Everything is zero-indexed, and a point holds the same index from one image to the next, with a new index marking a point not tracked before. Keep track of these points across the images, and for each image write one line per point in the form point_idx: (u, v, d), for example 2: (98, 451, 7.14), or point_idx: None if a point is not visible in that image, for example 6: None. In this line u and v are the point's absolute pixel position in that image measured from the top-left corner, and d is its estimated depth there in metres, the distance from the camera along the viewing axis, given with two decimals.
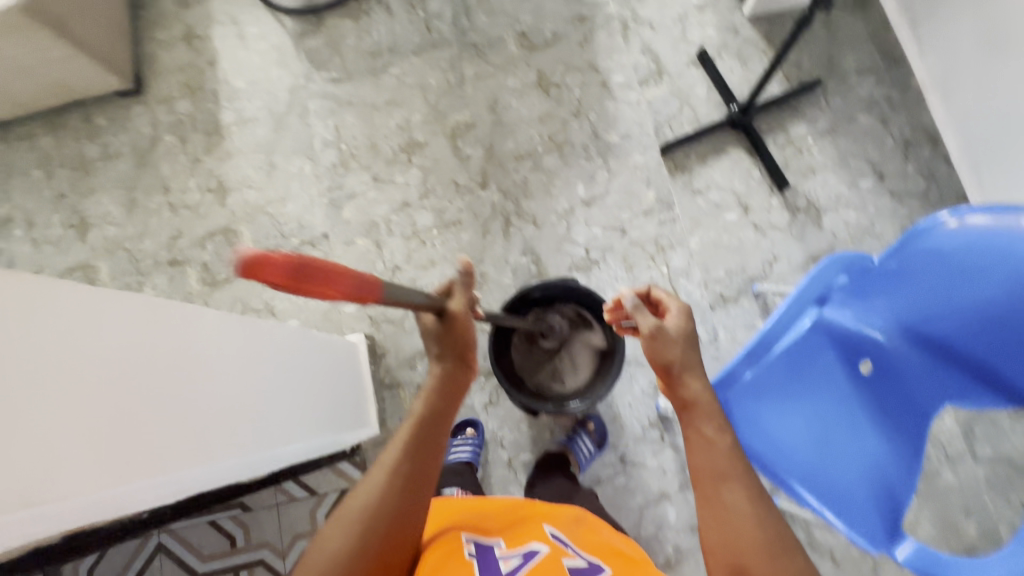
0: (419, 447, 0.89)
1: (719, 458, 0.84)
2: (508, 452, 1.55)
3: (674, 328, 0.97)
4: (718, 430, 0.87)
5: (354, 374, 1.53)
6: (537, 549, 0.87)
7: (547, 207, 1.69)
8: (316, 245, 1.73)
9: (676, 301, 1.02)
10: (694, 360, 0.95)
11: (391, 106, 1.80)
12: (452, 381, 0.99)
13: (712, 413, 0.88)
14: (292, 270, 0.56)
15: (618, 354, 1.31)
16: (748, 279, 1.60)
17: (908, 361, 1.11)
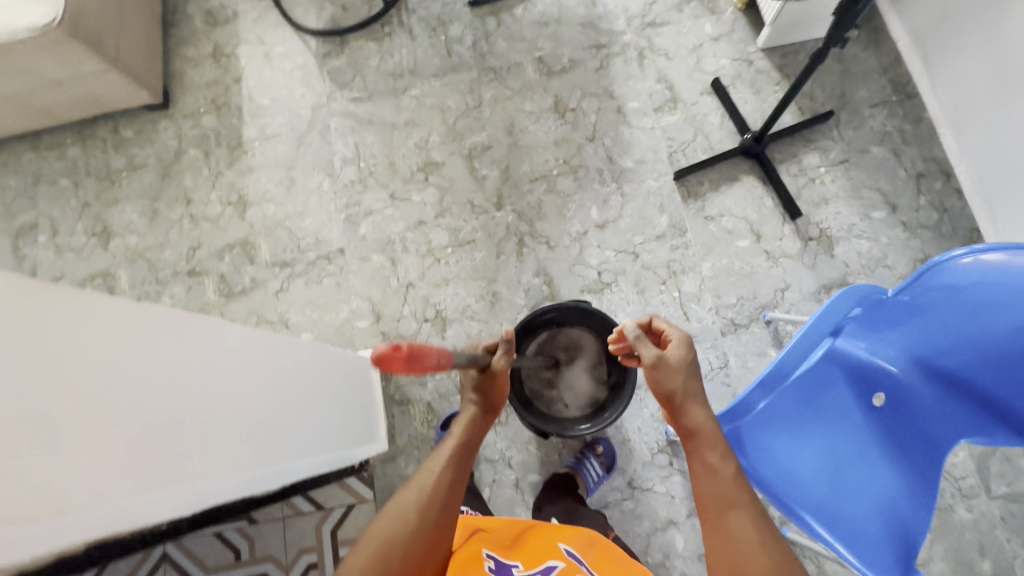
0: (460, 465, 0.97)
1: (722, 486, 0.86)
2: (515, 472, 1.55)
3: (675, 359, 0.98)
4: (722, 458, 0.89)
5: (365, 390, 1.54)
6: (554, 565, 0.92)
7: (561, 229, 1.71)
8: (332, 259, 1.76)
9: (677, 330, 1.03)
10: (697, 387, 0.97)
11: (410, 126, 1.84)
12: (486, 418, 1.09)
13: (715, 440, 0.90)
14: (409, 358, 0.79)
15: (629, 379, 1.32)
16: (760, 306, 1.60)
17: (922, 394, 1.10)
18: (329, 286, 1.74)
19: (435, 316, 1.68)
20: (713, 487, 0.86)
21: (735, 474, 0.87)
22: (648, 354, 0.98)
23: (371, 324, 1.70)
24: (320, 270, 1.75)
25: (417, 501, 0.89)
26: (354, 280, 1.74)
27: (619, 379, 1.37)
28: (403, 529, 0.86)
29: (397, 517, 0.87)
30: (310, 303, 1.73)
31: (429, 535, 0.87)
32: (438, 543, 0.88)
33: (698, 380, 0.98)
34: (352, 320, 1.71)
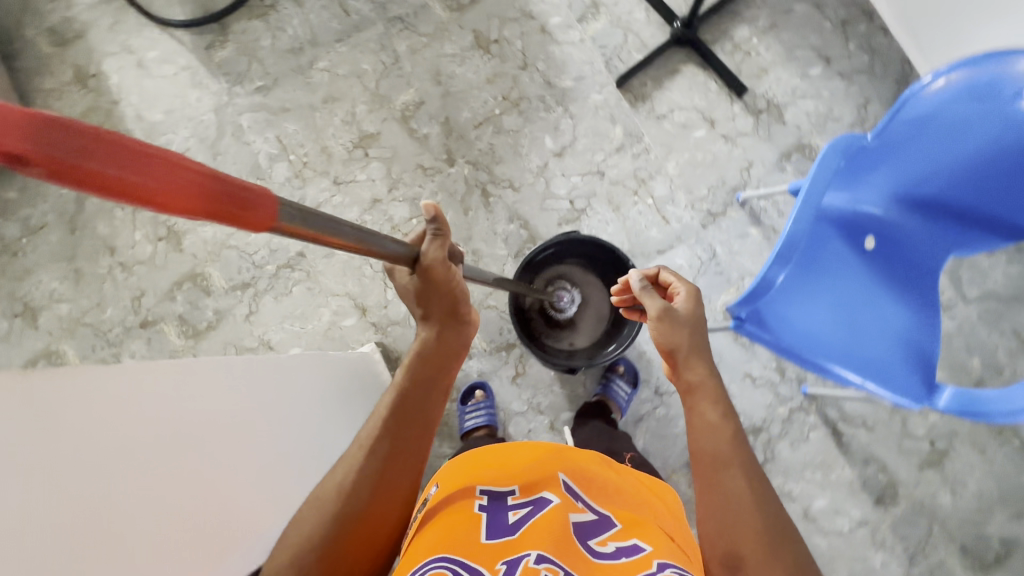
0: (398, 425, 0.86)
1: (719, 443, 0.81)
2: (548, 416, 1.56)
3: (685, 312, 0.91)
4: (723, 415, 0.83)
5: (376, 384, 1.48)
6: (547, 502, 0.83)
7: (521, 167, 1.65)
8: (295, 266, 1.64)
9: (683, 286, 0.95)
10: (699, 339, 0.90)
11: (331, 103, 1.70)
12: (440, 348, 0.95)
13: (717, 396, 0.85)
14: (41, 134, 0.31)
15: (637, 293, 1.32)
16: (731, 190, 1.63)
17: (906, 228, 1.17)
18: (301, 294, 1.63)
19: None
20: (710, 445, 0.81)
21: (732, 433, 0.82)
22: (652, 309, 0.89)
23: (358, 319, 1.61)
24: (286, 280, 1.63)
25: (344, 477, 0.81)
26: (325, 280, 1.63)
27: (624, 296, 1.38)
28: (326, 510, 0.78)
29: (319, 497, 0.80)
30: (286, 317, 1.62)
31: (358, 520, 0.79)
32: (374, 522, 0.81)
33: (703, 335, 0.91)
34: (337, 321, 1.61)
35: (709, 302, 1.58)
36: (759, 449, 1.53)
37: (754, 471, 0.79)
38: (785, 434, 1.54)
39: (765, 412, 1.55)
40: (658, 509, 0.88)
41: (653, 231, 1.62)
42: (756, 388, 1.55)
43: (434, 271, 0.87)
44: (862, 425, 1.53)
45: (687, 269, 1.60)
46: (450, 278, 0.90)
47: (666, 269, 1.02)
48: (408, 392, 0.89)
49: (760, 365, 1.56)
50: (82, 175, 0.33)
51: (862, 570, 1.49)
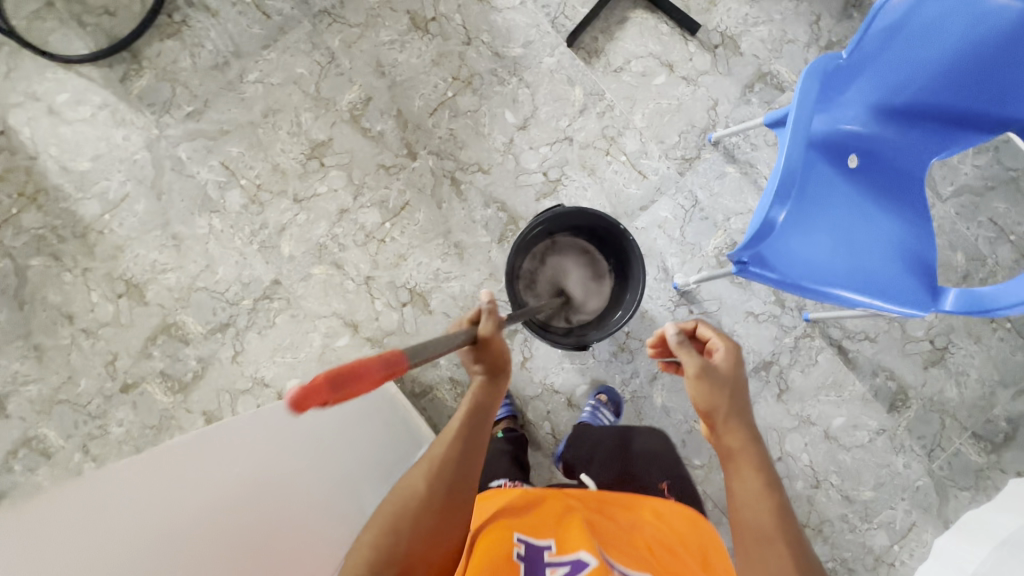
0: (470, 435, 0.97)
1: (761, 513, 0.87)
2: (563, 394, 1.54)
3: (725, 370, 0.99)
4: (762, 483, 0.90)
5: (406, 422, 1.41)
6: (585, 560, 0.83)
7: (486, 148, 1.58)
8: (273, 295, 1.55)
9: (721, 347, 1.01)
10: (739, 406, 0.97)
11: (272, 116, 1.58)
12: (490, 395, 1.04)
13: (756, 464, 0.92)
14: (332, 387, 0.56)
15: (635, 252, 1.27)
16: (701, 132, 1.60)
17: (886, 138, 1.16)
18: (285, 323, 1.54)
19: (411, 295, 1.55)
20: (753, 517, 0.87)
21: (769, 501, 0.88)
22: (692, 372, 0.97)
23: (351, 337, 1.54)
24: (266, 312, 1.54)
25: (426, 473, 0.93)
26: (309, 304, 1.55)
27: (623, 260, 1.35)
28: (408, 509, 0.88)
29: (400, 501, 0.89)
30: (276, 350, 1.54)
31: (436, 518, 0.88)
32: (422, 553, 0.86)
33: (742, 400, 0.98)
34: (330, 343, 1.54)
35: (700, 249, 1.57)
36: (773, 383, 1.55)
37: (794, 541, 0.85)
38: (795, 362, 1.56)
39: (773, 346, 1.56)
40: (691, 567, 0.89)
41: (632, 188, 1.58)
42: (760, 323, 1.56)
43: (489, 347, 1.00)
44: (865, 339, 1.57)
45: (672, 221, 1.58)
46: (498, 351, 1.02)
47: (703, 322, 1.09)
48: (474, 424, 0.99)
49: (760, 301, 1.56)
50: (349, 395, 0.59)
51: (887, 475, 1.54)
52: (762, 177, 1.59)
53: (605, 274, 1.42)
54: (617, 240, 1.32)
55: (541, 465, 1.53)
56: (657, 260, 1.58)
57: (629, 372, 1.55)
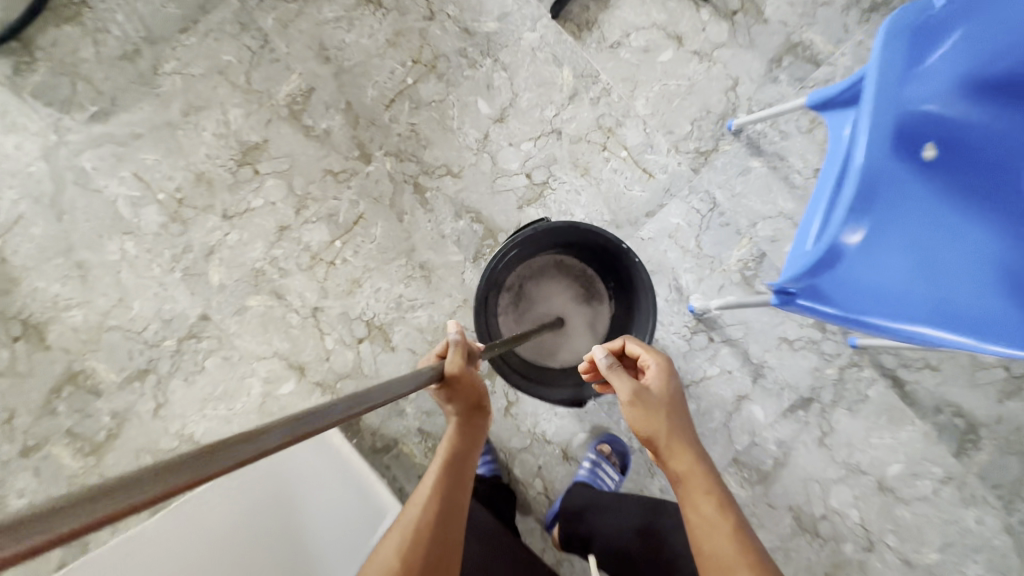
0: (448, 487, 0.83)
1: (716, 529, 0.81)
2: (557, 444, 1.26)
3: (657, 390, 0.90)
4: (713, 501, 0.84)
5: (359, 496, 1.15)
6: None
7: (455, 147, 1.30)
8: (201, 333, 1.27)
9: (654, 366, 0.92)
10: (681, 427, 0.90)
11: (193, 115, 1.30)
12: (470, 435, 0.90)
13: (706, 487, 0.85)
14: None
15: (643, 280, 0.99)
16: (719, 119, 1.30)
17: (981, 122, 0.87)
18: (217, 367, 1.27)
19: (368, 329, 1.27)
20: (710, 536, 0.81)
21: (723, 516, 0.82)
22: (631, 403, 0.88)
23: (298, 382, 1.27)
24: (193, 354, 1.27)
25: (401, 539, 0.76)
26: (245, 343, 1.27)
27: (627, 286, 1.08)
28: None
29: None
30: (206, 401, 1.27)
31: None
32: None
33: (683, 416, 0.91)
34: (271, 389, 1.27)
35: (720, 262, 1.28)
36: (814, 424, 1.27)
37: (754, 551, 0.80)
38: (840, 398, 1.27)
39: (812, 379, 1.27)
40: None
41: (635, 190, 1.29)
42: (796, 352, 1.28)
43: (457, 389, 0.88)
44: (926, 367, 1.28)
45: (686, 228, 1.29)
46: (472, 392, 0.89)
47: (630, 339, 0.98)
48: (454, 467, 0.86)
49: (795, 324, 1.28)
50: None
51: (957, 533, 1.26)
52: (795, 172, 1.29)
53: (604, 297, 1.16)
54: (619, 263, 1.05)
55: (532, 531, 1.26)
56: (668, 278, 1.29)
57: None
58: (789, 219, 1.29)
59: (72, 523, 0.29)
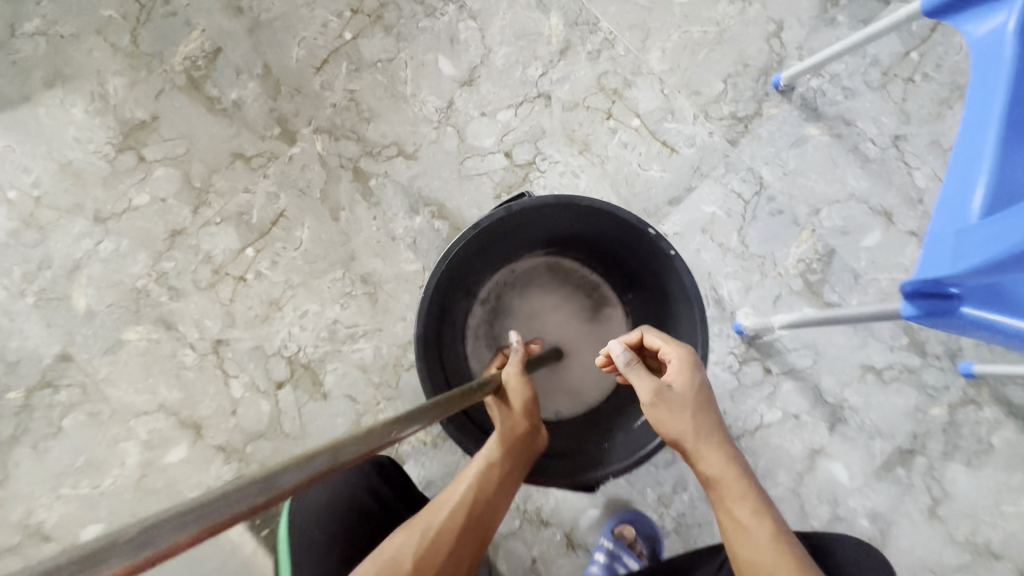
0: (483, 498, 0.60)
1: (760, 554, 0.52)
2: (557, 527, 0.89)
3: (680, 384, 0.60)
4: (754, 513, 0.54)
5: None
6: None
7: (408, 120, 0.96)
8: (58, 380, 0.92)
9: (674, 341, 0.63)
10: (715, 417, 0.60)
11: (61, 88, 0.97)
12: (528, 439, 0.65)
13: (750, 492, 0.56)
14: None
15: (687, 286, 0.63)
16: (761, 74, 0.97)
17: None
18: (79, 427, 0.91)
19: (292, 370, 0.92)
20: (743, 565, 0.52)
21: (772, 539, 0.53)
22: (642, 394, 0.60)
23: (191, 445, 0.91)
24: (45, 411, 0.91)
25: (420, 538, 0.55)
26: (119, 392, 0.92)
27: (657, 297, 0.73)
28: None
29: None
30: (63, 475, 0.90)
31: None
32: None
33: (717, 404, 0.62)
34: (153, 457, 0.91)
35: (774, 263, 0.94)
36: (921, 488, 0.90)
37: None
38: (956, 449, 0.90)
39: (913, 424, 0.91)
40: None
41: (653, 171, 0.96)
42: (887, 385, 0.91)
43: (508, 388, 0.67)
44: None
45: (725, 219, 0.95)
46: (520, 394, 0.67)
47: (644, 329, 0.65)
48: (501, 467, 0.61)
49: (883, 348, 0.92)
50: None
51: None
52: (868, 141, 0.96)
53: (615, 318, 0.81)
54: (639, 258, 0.70)
55: None
56: (703, 287, 0.94)
57: (670, 482, 0.90)
58: (862, 202, 0.95)
59: (116, 564, 0.26)
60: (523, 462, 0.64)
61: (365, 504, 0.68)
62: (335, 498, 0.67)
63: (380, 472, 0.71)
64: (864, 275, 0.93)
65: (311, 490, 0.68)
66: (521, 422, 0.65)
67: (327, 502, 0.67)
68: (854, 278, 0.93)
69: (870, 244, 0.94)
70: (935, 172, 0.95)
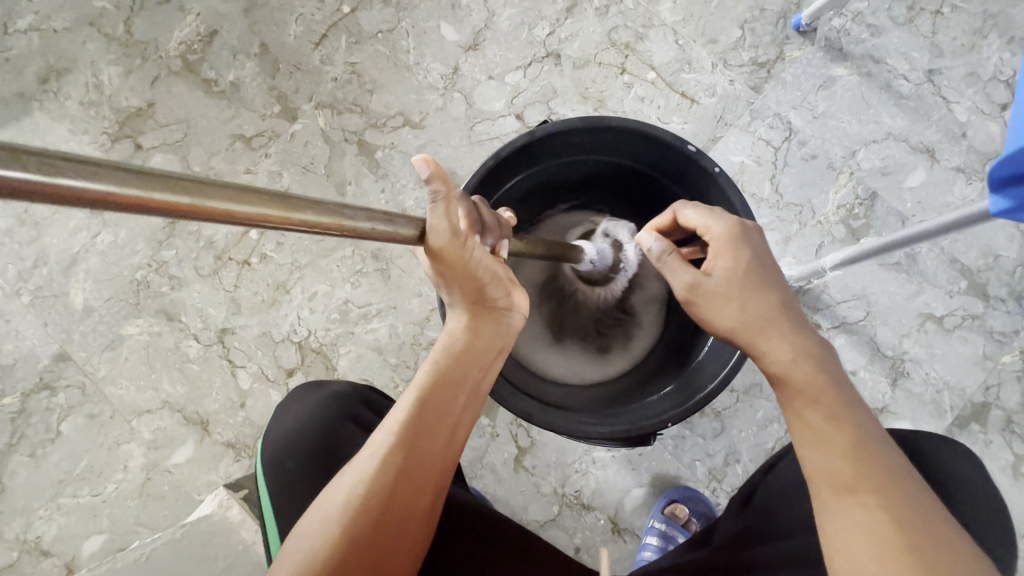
0: (416, 430, 0.48)
1: (830, 464, 0.45)
2: (600, 511, 0.81)
3: (723, 273, 0.52)
4: (827, 420, 0.47)
5: None
6: None
7: (413, 89, 0.92)
8: (56, 382, 0.86)
9: (714, 221, 0.53)
10: (774, 305, 0.51)
11: (54, 80, 0.94)
12: (489, 330, 0.53)
13: (824, 390, 0.48)
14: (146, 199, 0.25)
15: (736, 205, 0.59)
16: (779, 17, 0.92)
17: None
18: (78, 431, 0.85)
19: (302, 356, 0.86)
20: (810, 475, 0.47)
21: (849, 447, 0.45)
22: (675, 291, 0.54)
23: (198, 444, 0.84)
24: (43, 416, 0.85)
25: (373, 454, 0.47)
26: (120, 391, 0.86)
27: None
28: (330, 537, 0.45)
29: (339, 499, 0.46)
30: (63, 483, 0.84)
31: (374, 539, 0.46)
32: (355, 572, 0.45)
33: (783, 288, 0.53)
34: (158, 458, 0.84)
35: (812, 212, 0.87)
36: (1000, 445, 0.81)
37: (900, 508, 0.43)
38: None
39: (983, 374, 0.82)
40: None
41: (674, 125, 0.90)
42: (949, 334, 0.84)
43: (445, 253, 0.45)
44: None
45: (756, 168, 0.89)
46: (469, 255, 0.47)
47: (684, 211, 0.56)
48: (463, 365, 0.51)
49: (941, 294, 0.84)
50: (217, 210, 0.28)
51: None
52: (900, 78, 0.90)
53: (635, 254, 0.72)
54: (675, 189, 0.66)
55: None
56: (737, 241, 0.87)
57: (720, 454, 0.82)
58: (901, 141, 0.88)
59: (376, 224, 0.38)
60: (469, 367, 0.52)
61: (353, 436, 0.60)
62: (314, 429, 0.60)
63: (365, 400, 0.63)
64: (911, 217, 0.87)
65: (281, 420, 0.61)
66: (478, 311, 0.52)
67: (305, 433, 0.60)
68: (901, 222, 0.87)
69: (914, 184, 0.87)
70: (978, 104, 0.88)
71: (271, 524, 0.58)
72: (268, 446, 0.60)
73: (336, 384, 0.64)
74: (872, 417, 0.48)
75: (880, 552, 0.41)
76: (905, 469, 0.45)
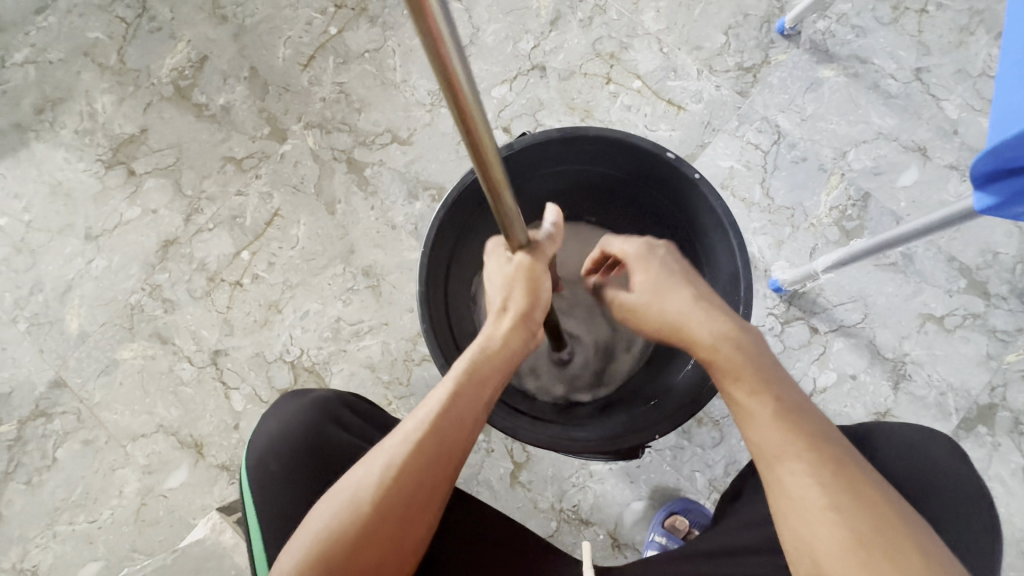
0: (450, 421, 0.51)
1: (759, 436, 0.45)
2: (600, 526, 0.80)
3: (642, 284, 0.54)
4: (752, 395, 0.46)
5: None
6: None
7: (401, 105, 0.93)
8: (51, 409, 0.86)
9: (629, 245, 0.58)
10: (693, 299, 0.52)
11: (49, 110, 0.95)
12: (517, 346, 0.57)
13: (749, 366, 0.47)
14: None
15: (718, 210, 0.58)
16: (763, 22, 0.92)
17: None
18: (74, 457, 0.85)
19: (296, 375, 0.86)
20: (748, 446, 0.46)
21: (775, 417, 0.45)
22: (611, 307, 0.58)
23: (192, 467, 0.84)
24: (40, 443, 0.85)
25: (403, 442, 0.50)
26: (115, 416, 0.86)
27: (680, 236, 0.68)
28: (359, 516, 0.47)
29: (369, 482, 0.48)
30: (60, 510, 0.84)
31: (395, 522, 0.48)
32: (371, 551, 0.47)
33: (701, 285, 0.54)
34: (153, 482, 0.84)
35: (804, 214, 0.87)
36: (1009, 447, 0.79)
37: (823, 467, 0.42)
38: None
39: (987, 374, 0.80)
40: None
41: (662, 132, 0.90)
42: (951, 334, 0.82)
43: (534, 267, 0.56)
44: None
45: (745, 173, 0.88)
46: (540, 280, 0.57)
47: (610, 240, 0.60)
48: (488, 368, 0.54)
49: (941, 293, 0.83)
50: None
51: None
52: (888, 78, 0.89)
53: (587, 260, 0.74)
54: (658, 195, 0.66)
55: None
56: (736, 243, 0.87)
57: (720, 464, 0.80)
58: (892, 140, 0.88)
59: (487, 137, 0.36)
60: (502, 371, 0.55)
61: (338, 441, 0.60)
62: (297, 432, 0.59)
63: (347, 405, 0.63)
64: (905, 216, 0.85)
65: (261, 430, 0.61)
66: (512, 331, 0.57)
67: (285, 439, 0.59)
68: (896, 222, 0.85)
69: (907, 183, 0.86)
70: (968, 100, 0.87)
71: (255, 534, 0.57)
72: (253, 449, 0.59)
73: (317, 391, 0.63)
74: (800, 390, 0.48)
75: (809, 513, 0.41)
76: (830, 433, 0.45)
